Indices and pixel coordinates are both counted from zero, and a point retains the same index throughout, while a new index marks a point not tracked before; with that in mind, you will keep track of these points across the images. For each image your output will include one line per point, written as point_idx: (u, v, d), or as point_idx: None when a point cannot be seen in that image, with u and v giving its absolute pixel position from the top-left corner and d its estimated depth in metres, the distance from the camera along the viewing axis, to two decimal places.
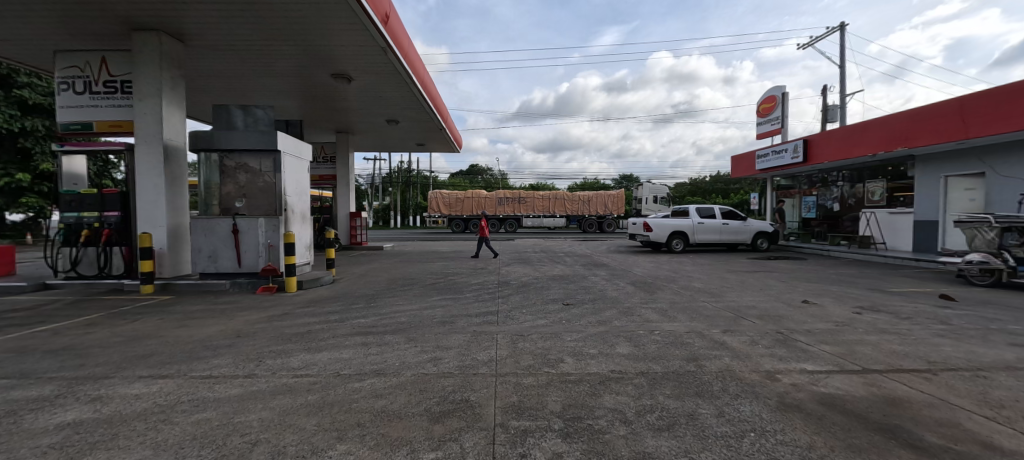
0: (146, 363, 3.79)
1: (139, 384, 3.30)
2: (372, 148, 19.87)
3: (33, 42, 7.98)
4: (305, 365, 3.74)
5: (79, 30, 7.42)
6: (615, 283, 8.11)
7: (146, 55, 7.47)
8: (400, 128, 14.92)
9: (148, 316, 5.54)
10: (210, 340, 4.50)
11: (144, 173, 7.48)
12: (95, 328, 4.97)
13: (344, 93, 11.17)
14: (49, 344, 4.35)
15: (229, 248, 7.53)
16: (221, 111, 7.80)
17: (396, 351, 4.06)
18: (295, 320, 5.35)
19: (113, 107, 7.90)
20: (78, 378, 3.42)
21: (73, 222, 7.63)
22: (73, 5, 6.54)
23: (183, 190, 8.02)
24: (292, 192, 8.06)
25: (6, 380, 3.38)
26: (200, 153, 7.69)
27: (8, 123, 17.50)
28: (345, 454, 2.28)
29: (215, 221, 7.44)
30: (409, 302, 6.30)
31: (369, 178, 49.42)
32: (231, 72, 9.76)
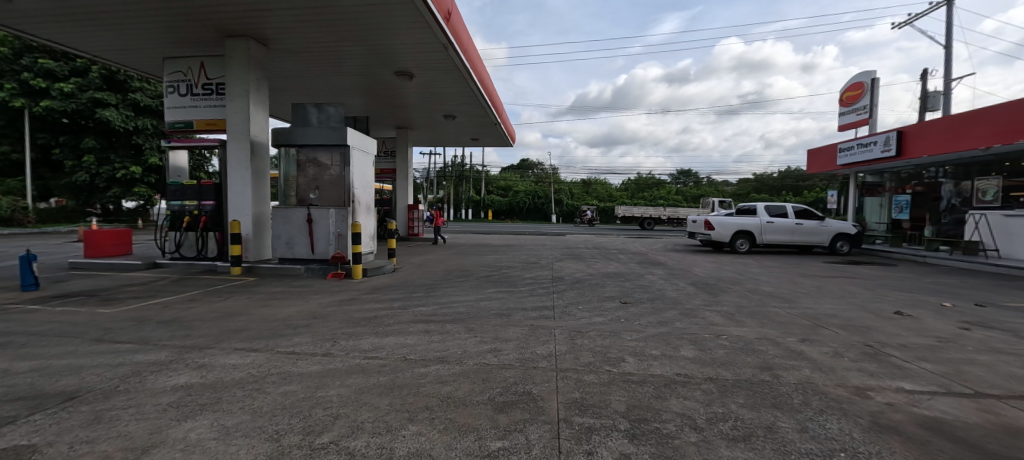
0: (238, 337, 4.21)
1: (234, 355, 3.67)
2: (428, 143, 20.49)
3: (146, 51, 9.10)
4: (375, 347, 3.97)
5: (182, 39, 8.34)
6: (674, 283, 7.77)
7: (237, 60, 8.24)
8: (457, 123, 15.26)
9: (236, 295, 6.16)
10: (290, 319, 4.91)
11: (233, 166, 8.29)
12: (195, 303, 5.62)
13: (405, 90, 11.63)
14: (161, 315, 4.99)
15: (303, 236, 8.17)
16: (298, 109, 8.45)
17: (457, 340, 4.19)
18: (363, 304, 5.71)
19: (209, 107, 8.78)
20: (186, 347, 3.88)
21: (178, 209, 8.65)
22: (179, 17, 7.38)
23: (266, 182, 8.80)
24: (359, 185, 8.54)
25: (132, 344, 3.92)
26: (280, 148, 8.37)
27: (125, 122, 20.11)
28: (417, 434, 2.39)
29: (292, 211, 8.10)
30: (465, 293, 6.47)
31: (425, 173, 51.32)
32: (306, 72, 10.52)
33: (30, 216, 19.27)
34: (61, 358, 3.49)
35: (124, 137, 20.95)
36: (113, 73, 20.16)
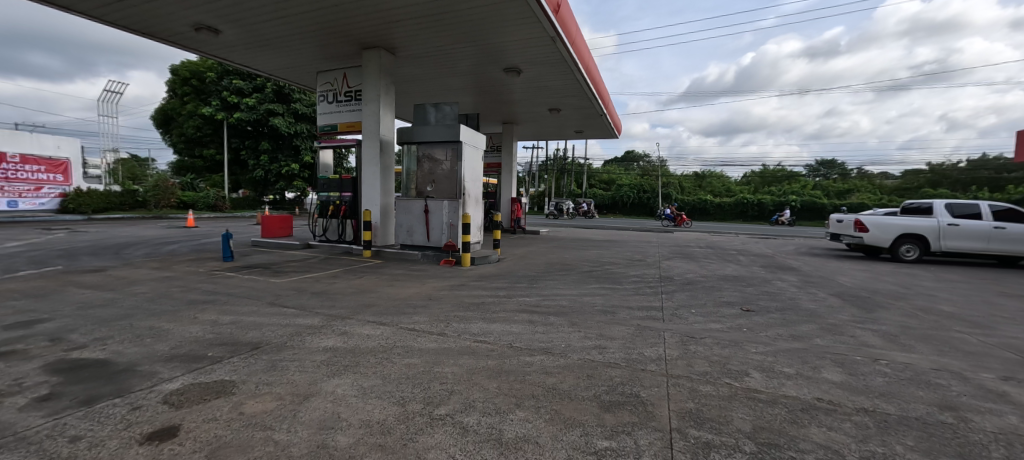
0: (371, 311, 4.84)
1: (369, 327, 4.23)
2: (531, 137, 20.85)
3: (305, 67, 10.91)
4: (483, 332, 4.21)
5: (330, 54, 9.80)
6: (810, 292, 6.66)
7: (371, 68, 9.39)
8: (561, 116, 15.22)
9: (368, 274, 7.10)
10: (411, 299, 5.48)
11: (367, 162, 9.52)
12: (338, 279, 6.63)
13: (512, 86, 11.96)
14: (314, 287, 6.01)
15: (421, 225, 9.03)
16: (419, 110, 9.31)
17: (561, 333, 4.20)
18: (471, 291, 6.09)
19: (349, 111, 10.17)
20: (332, 316, 4.59)
21: (325, 199, 10.26)
22: (329, 35, 8.68)
23: (391, 176, 9.92)
24: (469, 179, 9.10)
25: (295, 309, 4.79)
26: (403, 145, 9.34)
27: (289, 128, 24.55)
28: (524, 421, 2.46)
29: (412, 202, 9.00)
30: (567, 287, 6.47)
31: (527, 167, 52.48)
32: (425, 75, 11.53)
33: (226, 203, 24.99)
34: (249, 316, 4.43)
35: (288, 140, 25.58)
36: (281, 87, 24.59)
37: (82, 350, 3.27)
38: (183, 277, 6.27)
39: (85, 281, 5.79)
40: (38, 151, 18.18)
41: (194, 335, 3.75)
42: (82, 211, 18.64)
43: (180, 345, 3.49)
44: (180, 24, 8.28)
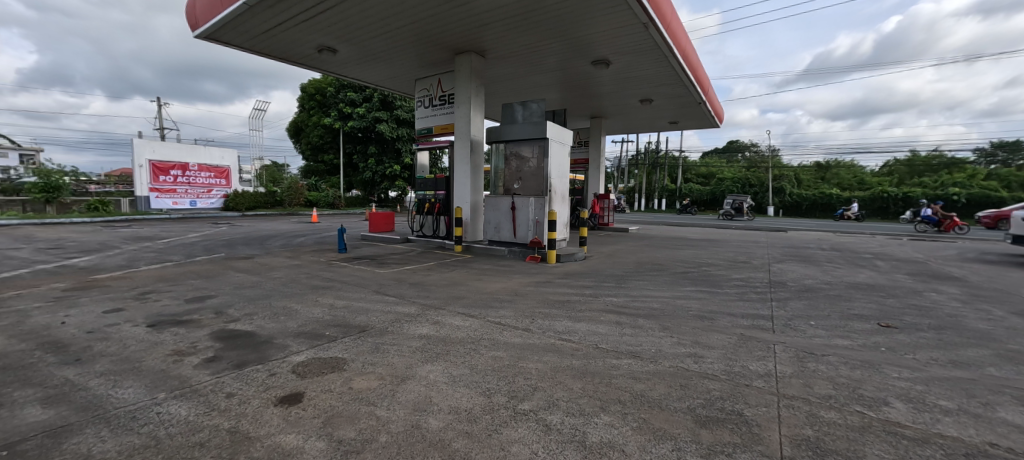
0: (461, 303, 5.10)
1: (459, 318, 4.46)
2: (621, 131, 20.00)
3: (406, 75, 11.88)
4: (568, 330, 4.16)
5: (427, 62, 10.54)
6: (983, 308, 5.29)
7: (463, 72, 9.86)
8: (653, 107, 14.32)
9: (458, 268, 7.50)
10: (498, 293, 5.65)
11: (458, 162, 10.05)
12: (432, 272, 7.12)
13: (600, 78, 11.59)
14: (412, 278, 6.53)
15: (508, 222, 9.26)
16: (508, 109, 9.54)
17: (651, 337, 3.96)
18: (556, 288, 6.06)
19: (443, 114, 10.82)
20: (427, 305, 4.94)
21: (422, 198, 11.10)
22: (425, 44, 9.33)
23: (480, 174, 10.33)
24: (555, 175, 9.08)
25: (396, 298, 5.25)
26: (492, 144, 9.66)
27: (392, 133, 27.05)
28: (609, 426, 2.37)
29: (500, 200, 9.27)
30: (659, 289, 6.07)
31: (615, 162, 50.52)
32: (513, 75, 11.76)
33: (342, 201, 28.73)
34: (358, 302, 4.98)
35: (391, 144, 28.23)
36: (386, 96, 27.15)
37: (237, 323, 4.00)
38: (309, 265, 7.31)
39: (240, 266, 7.08)
40: (209, 161, 22.64)
41: (315, 315, 4.33)
42: (237, 208, 23.09)
43: (305, 324, 4.06)
44: (307, 48, 9.63)
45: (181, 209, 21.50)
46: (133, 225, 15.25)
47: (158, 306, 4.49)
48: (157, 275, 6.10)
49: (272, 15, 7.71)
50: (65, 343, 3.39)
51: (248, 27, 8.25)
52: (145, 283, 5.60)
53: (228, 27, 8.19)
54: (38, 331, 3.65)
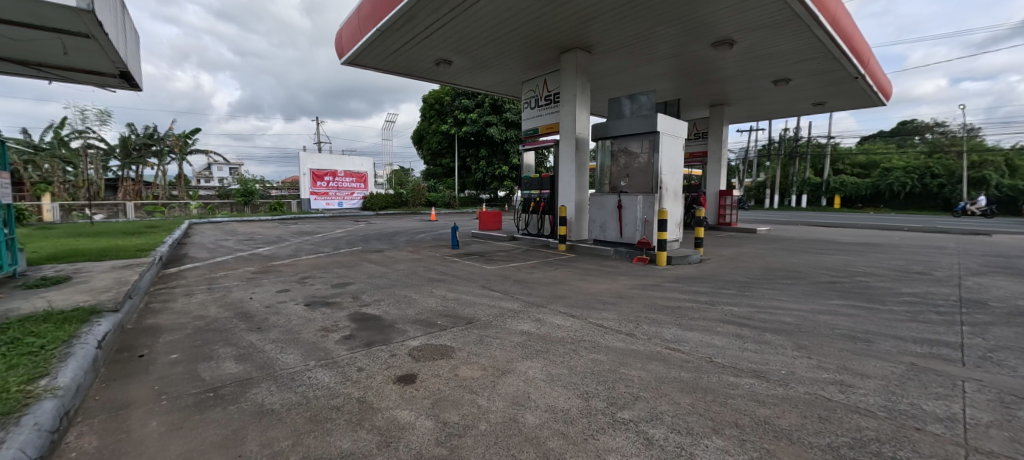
0: (562, 302, 5.09)
1: (560, 317, 4.45)
2: (749, 118, 17.63)
3: (513, 79, 12.31)
4: (677, 339, 3.83)
5: (533, 63, 10.76)
6: None
7: (569, 70, 9.80)
8: (792, 87, 12.27)
9: (562, 267, 7.50)
10: (601, 294, 5.48)
11: (563, 160, 10.04)
12: (536, 269, 7.26)
13: (723, 61, 10.38)
14: (516, 275, 6.75)
15: (614, 221, 8.93)
16: (615, 104, 9.18)
17: (781, 356, 3.41)
18: (666, 293, 5.63)
19: (549, 114, 10.91)
20: (529, 302, 5.05)
21: (527, 197, 11.40)
22: (532, 46, 9.54)
23: (586, 172, 10.16)
24: (667, 171, 8.44)
25: (501, 293, 5.50)
26: (598, 141, 9.41)
27: (502, 135, 28.33)
28: (722, 452, 2.11)
29: (605, 198, 9.00)
30: (794, 300, 5.19)
31: (741, 154, 44.77)
32: (622, 67, 11.27)
33: (456, 201, 31.18)
34: (467, 295, 5.34)
35: (500, 146, 29.57)
36: (496, 100, 28.48)
37: (368, 307, 4.64)
38: (426, 259, 8.10)
39: (373, 258, 8.20)
40: (351, 167, 26.53)
41: (430, 305, 4.78)
42: (372, 208, 26.84)
43: (422, 312, 4.52)
44: (427, 63, 10.67)
45: (332, 209, 25.88)
46: (300, 222, 18.84)
47: (313, 289, 5.46)
48: (314, 264, 7.43)
49: (400, 37, 8.74)
50: (252, 315, 4.36)
51: (381, 49, 9.49)
52: (305, 270, 6.87)
53: (366, 51, 9.54)
54: (237, 304, 4.76)
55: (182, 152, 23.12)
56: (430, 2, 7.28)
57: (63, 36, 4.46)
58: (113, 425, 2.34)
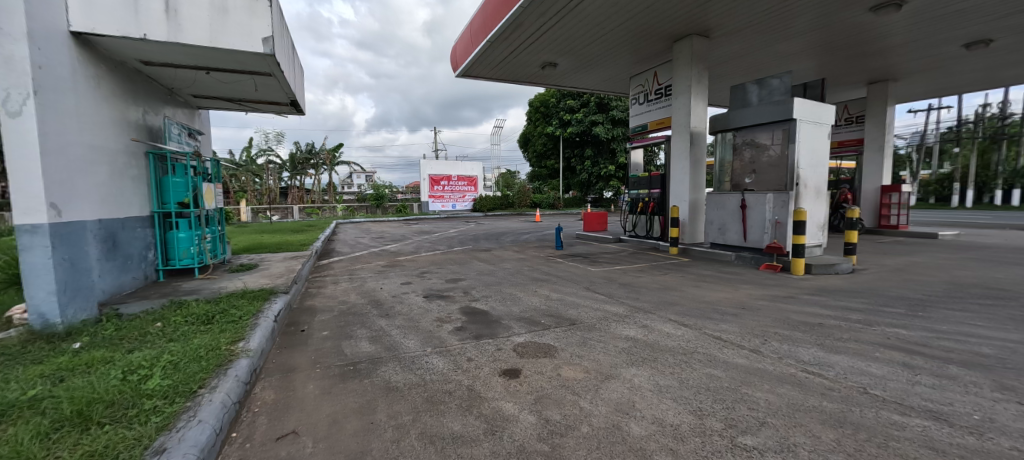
0: (673, 309, 4.72)
1: (670, 325, 4.14)
2: (927, 94, 14.05)
3: (620, 74, 11.85)
4: (818, 362, 3.24)
5: (642, 56, 10.21)
6: None
7: (683, 59, 9.06)
8: (997, 48, 9.41)
9: (673, 272, 6.97)
10: (719, 304, 4.93)
11: (676, 157, 9.32)
12: (643, 273, 6.87)
13: (887, 27, 8.47)
14: (622, 278, 6.48)
15: (736, 222, 7.98)
16: (738, 92, 8.19)
17: (976, 397, 2.64)
18: (803, 306, 4.81)
19: (660, 108, 10.22)
20: (636, 307, 4.81)
21: (635, 197, 10.86)
22: (641, 39, 9.07)
23: (702, 169, 9.27)
24: (806, 164, 7.23)
25: (605, 296, 5.34)
26: (717, 134, 8.51)
27: (608, 134, 27.48)
28: None
29: (726, 197, 8.09)
30: (999, 326, 3.96)
31: (915, 139, 35.88)
32: (747, 49, 10.00)
33: (560, 202, 31.30)
34: (570, 296, 5.32)
35: (606, 145, 28.74)
36: (602, 98, 27.74)
37: (477, 302, 4.96)
38: (531, 259, 8.30)
39: (481, 257, 8.70)
40: (464, 172, 28.68)
41: (534, 304, 4.89)
42: (481, 209, 28.53)
43: (526, 310, 4.65)
44: (533, 67, 10.93)
45: (447, 211, 28.30)
46: (420, 222, 20.98)
47: (430, 283, 6.04)
48: (431, 260, 8.21)
49: (507, 45, 9.12)
50: (382, 303, 5.01)
51: (491, 59, 10.03)
52: (424, 266, 7.63)
53: (477, 62, 10.19)
54: (371, 292, 5.53)
55: (332, 163, 27.66)
56: (537, 7, 7.45)
57: (255, 76, 5.72)
58: (285, 384, 2.93)
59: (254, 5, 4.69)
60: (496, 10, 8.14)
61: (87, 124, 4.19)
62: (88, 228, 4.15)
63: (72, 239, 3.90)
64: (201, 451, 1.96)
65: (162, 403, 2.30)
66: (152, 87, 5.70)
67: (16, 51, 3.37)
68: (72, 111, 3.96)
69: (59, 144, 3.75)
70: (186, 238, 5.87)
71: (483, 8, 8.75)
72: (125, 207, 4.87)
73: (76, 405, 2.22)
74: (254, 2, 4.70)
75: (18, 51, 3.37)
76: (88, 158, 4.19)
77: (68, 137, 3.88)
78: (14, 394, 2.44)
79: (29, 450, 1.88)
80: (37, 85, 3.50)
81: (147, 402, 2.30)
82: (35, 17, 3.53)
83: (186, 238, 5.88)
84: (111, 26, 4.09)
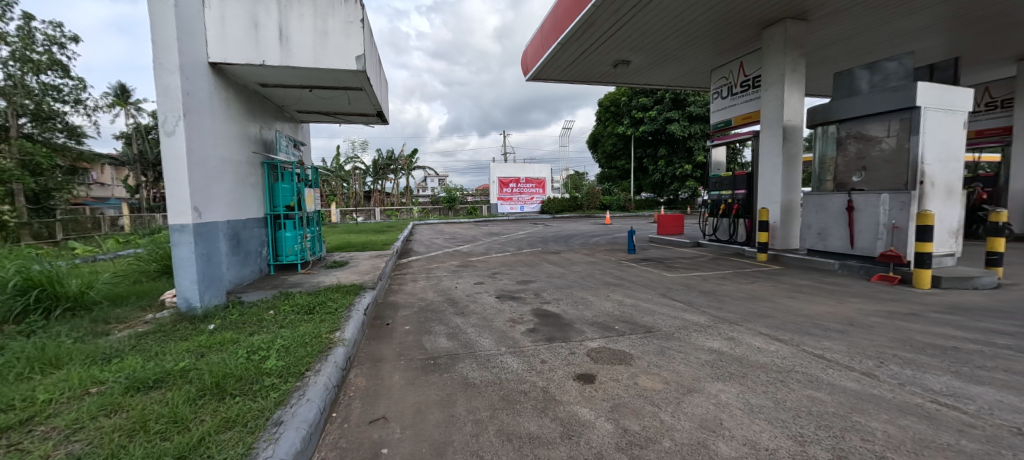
0: (763, 321, 4.30)
1: (760, 339, 3.77)
2: None
3: (700, 68, 11.11)
4: (955, 393, 2.73)
5: (726, 47, 9.47)
6: None
7: (775, 46, 8.24)
8: None
9: (762, 280, 6.35)
10: (821, 318, 4.38)
11: (765, 154, 8.50)
12: (727, 281, 6.36)
13: None
14: (702, 286, 6.06)
15: (840, 226, 7.06)
16: (844, 79, 7.23)
17: None
18: (932, 326, 4.09)
19: (746, 102, 9.39)
20: (719, 317, 4.47)
21: (716, 198, 10.11)
22: (725, 28, 8.43)
23: (797, 167, 8.33)
24: (933, 159, 6.17)
25: (684, 304, 5.03)
26: (817, 127, 7.60)
27: (684, 131, 25.86)
28: None
29: (828, 198, 7.20)
30: None
31: None
32: (855, 29, 8.79)
33: (631, 204, 30.14)
34: (645, 302, 5.10)
35: (682, 143, 27.07)
36: (678, 94, 26.17)
37: (548, 305, 4.97)
38: (602, 263, 8.11)
39: (551, 259, 8.70)
40: (532, 174, 28.96)
41: (606, 309, 4.77)
42: (549, 211, 28.52)
43: (599, 315, 4.55)
44: (605, 66, 10.68)
45: (515, 213, 28.78)
46: (490, 223, 21.55)
47: (502, 284, 6.18)
48: (502, 261, 8.39)
49: (579, 45, 9.02)
50: (457, 301, 5.24)
51: (561, 60, 10.01)
52: (495, 266, 7.83)
53: (547, 65, 10.22)
54: (446, 291, 5.81)
55: (409, 168, 29.56)
56: (610, 5, 7.27)
57: (348, 91, 6.32)
58: (375, 372, 3.20)
59: (349, 27, 5.19)
60: (568, 11, 8.10)
61: (220, 140, 4.95)
62: (219, 227, 4.90)
63: (209, 236, 4.66)
64: (310, 427, 2.22)
65: (278, 382, 2.64)
66: (267, 105, 6.56)
67: (172, 81, 4.10)
68: (210, 129, 4.71)
69: (201, 157, 4.48)
70: (291, 237, 6.63)
71: (555, 10, 8.77)
72: (246, 210, 5.67)
73: (215, 377, 2.64)
74: (349, 24, 5.20)
75: (174, 81, 4.10)
76: (220, 169, 4.96)
77: (207, 151, 4.62)
78: (169, 364, 2.96)
79: (184, 412, 2.27)
80: (186, 108, 4.22)
81: (267, 379, 2.65)
82: (185, 52, 4.26)
83: (292, 237, 6.63)
84: (238, 55, 4.79)
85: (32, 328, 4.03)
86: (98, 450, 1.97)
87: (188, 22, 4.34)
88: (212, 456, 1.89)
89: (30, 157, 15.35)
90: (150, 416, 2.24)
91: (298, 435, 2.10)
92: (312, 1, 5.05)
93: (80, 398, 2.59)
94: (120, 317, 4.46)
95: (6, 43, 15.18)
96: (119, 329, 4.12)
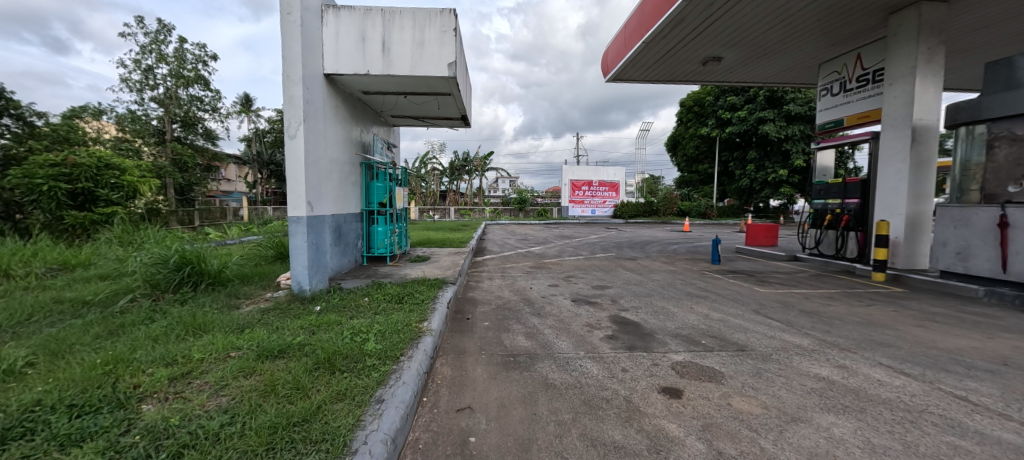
0: (883, 351, 3.75)
1: (881, 370, 3.29)
2: None
3: (805, 62, 9.98)
4: None
5: (839, 37, 8.40)
6: None
7: (905, 33, 7.11)
8: None
9: (881, 304, 5.53)
10: (963, 354, 3.69)
11: (888, 158, 7.40)
12: (834, 301, 5.63)
13: None
14: (803, 305, 5.44)
15: (989, 246, 5.89)
16: (999, 68, 5.96)
17: None
18: None
19: (863, 99, 8.27)
20: (826, 342, 3.98)
21: (820, 208, 9.08)
22: (840, 16, 7.49)
23: (932, 173, 7.11)
24: None
25: (782, 323, 4.57)
26: (961, 127, 6.39)
27: (779, 132, 23.41)
28: None
29: (972, 211, 6.06)
30: None
31: None
32: (1017, 8, 7.27)
33: (713, 211, 27.93)
34: (735, 318, 4.70)
35: (778, 146, 24.49)
36: (775, 92, 23.65)
37: (626, 312, 4.80)
38: (683, 272, 7.65)
39: (628, 265, 8.40)
40: (605, 177, 28.25)
41: (691, 322, 4.49)
42: (621, 215, 27.64)
43: (683, 327, 4.32)
44: (693, 63, 10.06)
45: (586, 216, 28.42)
46: (560, 226, 21.35)
47: (577, 288, 6.12)
48: (576, 265, 8.29)
49: (665, 43, 8.62)
50: (533, 302, 5.30)
51: (645, 59, 9.63)
52: (569, 270, 7.77)
53: (630, 64, 9.91)
54: (522, 291, 5.91)
55: (483, 169, 30.45)
56: None
57: (438, 96, 6.74)
58: (459, 363, 3.38)
59: (443, 36, 5.53)
60: (655, 8, 7.79)
61: (330, 143, 5.56)
62: (326, 219, 5.50)
63: (317, 228, 5.25)
64: (407, 407, 2.40)
65: (378, 363, 2.89)
66: (367, 110, 7.21)
67: (296, 92, 4.69)
68: (323, 132, 5.30)
69: (316, 157, 5.08)
70: (382, 232, 7.21)
71: (640, 8, 8.46)
72: (347, 205, 6.30)
73: (327, 353, 2.97)
74: (443, 33, 5.53)
75: (297, 91, 4.69)
76: (329, 168, 5.57)
77: (320, 153, 5.22)
78: (289, 338, 3.39)
79: (303, 381, 2.59)
80: (305, 115, 4.79)
81: (368, 359, 2.93)
82: (307, 66, 4.84)
83: (382, 231, 7.21)
84: (348, 66, 5.34)
85: (185, 297, 4.89)
86: (241, 405, 2.32)
87: (310, 38, 4.94)
88: (328, 423, 2.14)
89: (179, 156, 18.57)
90: (278, 381, 2.60)
91: (398, 414, 2.28)
92: (412, 13, 5.45)
93: (223, 360, 3.08)
94: (246, 293, 5.22)
95: (166, 62, 18.50)
96: (246, 303, 4.84)
